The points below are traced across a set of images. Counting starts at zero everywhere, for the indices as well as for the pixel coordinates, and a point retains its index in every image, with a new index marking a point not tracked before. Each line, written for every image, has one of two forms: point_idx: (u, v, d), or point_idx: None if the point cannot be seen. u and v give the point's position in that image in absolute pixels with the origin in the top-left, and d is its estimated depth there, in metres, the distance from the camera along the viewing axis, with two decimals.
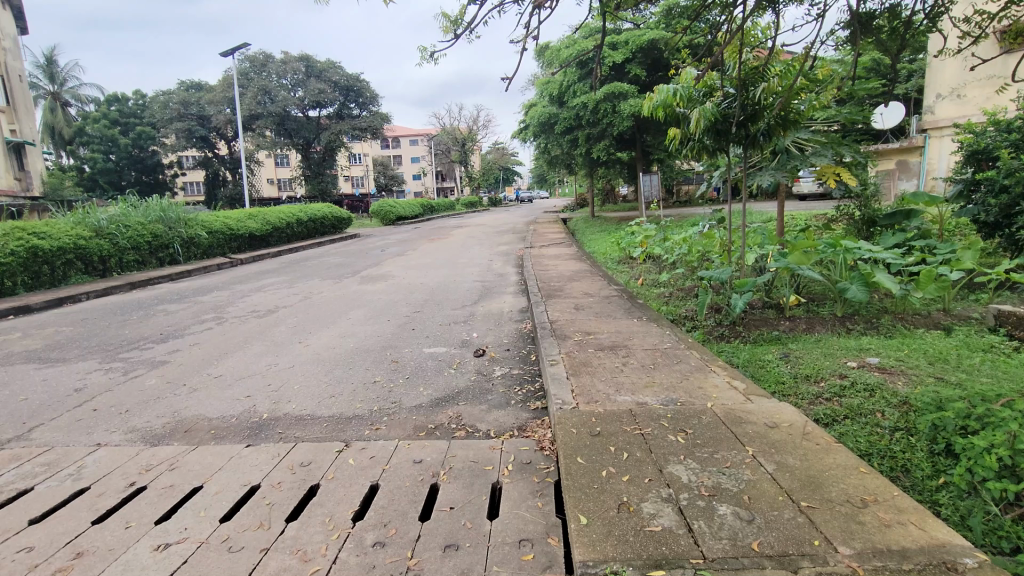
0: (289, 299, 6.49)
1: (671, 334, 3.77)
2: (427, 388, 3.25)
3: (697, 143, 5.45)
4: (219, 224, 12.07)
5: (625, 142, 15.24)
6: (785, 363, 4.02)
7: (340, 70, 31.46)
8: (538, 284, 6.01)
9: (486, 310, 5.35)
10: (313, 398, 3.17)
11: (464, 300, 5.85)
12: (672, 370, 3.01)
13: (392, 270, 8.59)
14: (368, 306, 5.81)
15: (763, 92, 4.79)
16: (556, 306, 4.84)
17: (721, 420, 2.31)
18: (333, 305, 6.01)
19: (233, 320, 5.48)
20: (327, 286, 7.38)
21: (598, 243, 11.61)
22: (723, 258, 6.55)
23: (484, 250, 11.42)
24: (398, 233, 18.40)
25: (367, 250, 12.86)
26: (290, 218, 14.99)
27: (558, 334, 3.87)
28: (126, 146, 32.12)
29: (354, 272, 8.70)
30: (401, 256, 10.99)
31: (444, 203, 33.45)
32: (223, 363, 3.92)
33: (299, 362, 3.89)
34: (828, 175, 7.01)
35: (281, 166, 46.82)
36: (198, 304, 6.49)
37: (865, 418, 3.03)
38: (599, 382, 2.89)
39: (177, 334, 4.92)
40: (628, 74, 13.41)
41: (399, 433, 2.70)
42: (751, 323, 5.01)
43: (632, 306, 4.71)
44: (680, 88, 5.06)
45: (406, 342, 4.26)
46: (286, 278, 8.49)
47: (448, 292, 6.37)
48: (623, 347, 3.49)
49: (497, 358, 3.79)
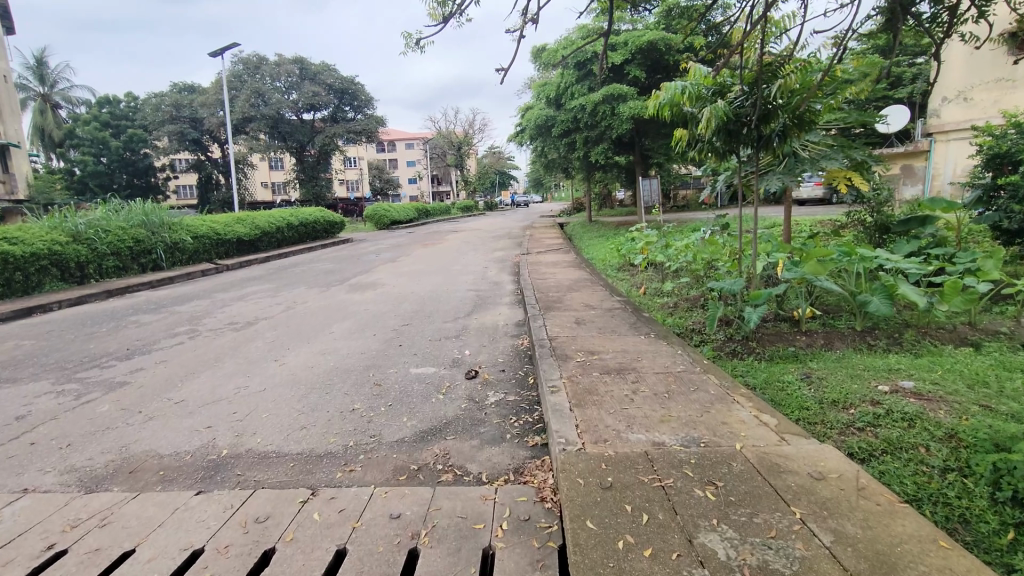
0: (271, 310, 6.10)
1: (683, 354, 3.41)
2: (410, 418, 2.88)
3: (706, 145, 5.11)
4: (205, 229, 11.67)
5: (623, 145, 14.92)
6: (808, 386, 3.67)
7: (335, 73, 31.09)
8: (536, 294, 5.65)
9: (479, 323, 4.98)
10: (280, 430, 2.80)
11: (456, 311, 5.48)
12: (689, 400, 2.64)
13: (382, 278, 8.21)
14: (354, 318, 5.43)
15: (779, 90, 4.44)
16: (555, 320, 4.48)
17: (756, 470, 1.95)
18: (317, 317, 5.63)
19: (208, 333, 5.09)
20: (313, 295, 7.00)
21: (596, 249, 11.25)
22: (731, 266, 6.21)
23: (479, 256, 11.06)
24: (392, 238, 17.99)
25: (359, 255, 12.47)
26: (280, 223, 14.59)
27: (558, 354, 3.51)
28: (117, 149, 31.63)
29: (343, 280, 8.32)
30: (393, 262, 10.60)
31: (440, 207, 33.11)
32: (187, 385, 3.54)
33: (272, 385, 3.51)
34: (841, 180, 6.81)
35: (276, 169, 46.45)
36: (175, 315, 6.10)
37: (908, 455, 2.68)
38: (607, 415, 2.52)
39: (145, 349, 4.53)
40: (627, 76, 13.11)
41: (375, 476, 2.32)
42: (765, 339, 4.65)
43: (637, 321, 4.35)
44: (688, 86, 4.71)
45: (391, 361, 3.89)
46: (271, 286, 8.10)
47: (441, 302, 6.00)
48: (631, 370, 3.12)
49: (491, 381, 3.42)
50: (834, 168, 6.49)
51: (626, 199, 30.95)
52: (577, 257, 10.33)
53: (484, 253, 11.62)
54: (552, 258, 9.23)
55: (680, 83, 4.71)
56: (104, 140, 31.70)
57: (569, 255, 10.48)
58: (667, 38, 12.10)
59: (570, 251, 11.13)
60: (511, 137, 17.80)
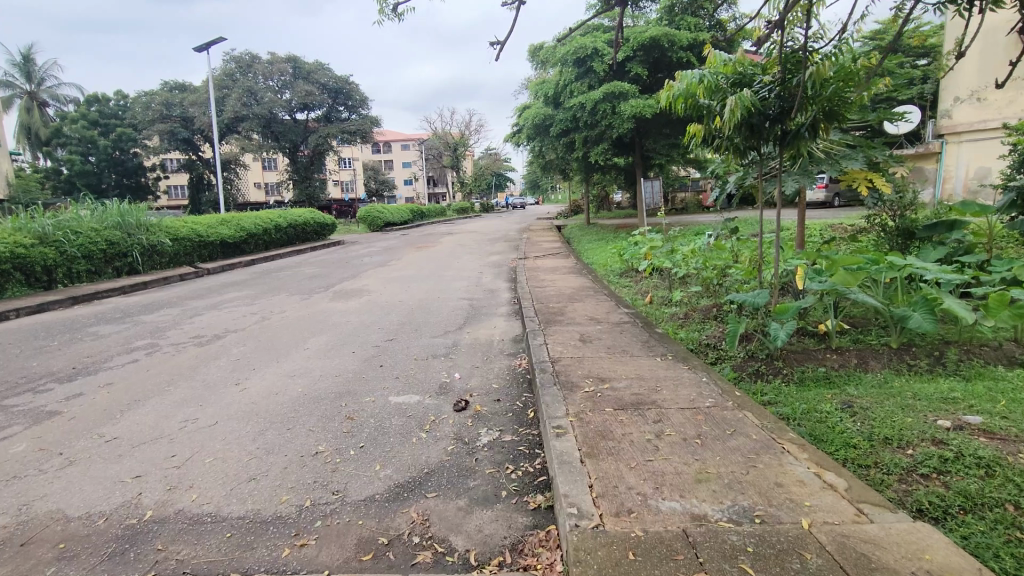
0: (244, 321, 5.57)
1: (709, 383, 2.90)
2: (385, 466, 2.36)
3: (725, 140, 4.60)
4: (186, 231, 11.12)
5: (623, 146, 14.42)
6: (852, 418, 3.17)
7: (328, 72, 30.52)
8: (534, 306, 5.14)
9: (472, 338, 4.47)
10: (223, 483, 2.27)
11: (446, 324, 4.96)
12: (729, 450, 2.13)
13: (369, 285, 7.67)
14: (334, 332, 4.91)
15: (809, 78, 3.93)
16: (556, 337, 3.96)
17: (840, 567, 1.45)
18: (293, 330, 5.11)
19: (169, 348, 4.57)
20: (293, 304, 6.47)
21: (596, 253, 10.75)
22: (746, 275, 5.72)
23: (474, 260, 10.55)
24: (385, 241, 17.47)
25: (348, 259, 11.94)
26: (267, 224, 14.05)
27: (562, 382, 2.99)
28: (105, 148, 31.01)
29: (328, 286, 7.79)
30: (383, 267, 10.07)
31: (434, 209, 32.57)
32: (126, 417, 3.01)
33: (226, 417, 2.99)
34: (860, 181, 6.36)
35: (269, 170, 45.86)
36: (138, 326, 5.56)
37: (997, 515, 2.19)
38: (629, 472, 2.00)
39: (91, 369, 4.00)
40: (629, 74, 12.62)
41: (332, 555, 1.80)
42: (793, 358, 4.14)
43: (649, 338, 3.85)
44: (706, 74, 4.19)
45: (368, 386, 3.37)
46: (250, 292, 7.57)
47: (430, 313, 5.49)
48: (651, 405, 2.61)
49: (484, 413, 2.90)
50: (853, 169, 6.01)
51: (624, 201, 30.49)
52: (576, 262, 9.82)
53: (479, 257, 11.11)
54: (551, 263, 8.70)
55: (697, 71, 4.23)
56: (93, 139, 31.06)
57: (568, 259, 9.97)
58: (671, 34, 11.60)
59: (569, 255, 10.62)
60: (508, 138, 17.29)
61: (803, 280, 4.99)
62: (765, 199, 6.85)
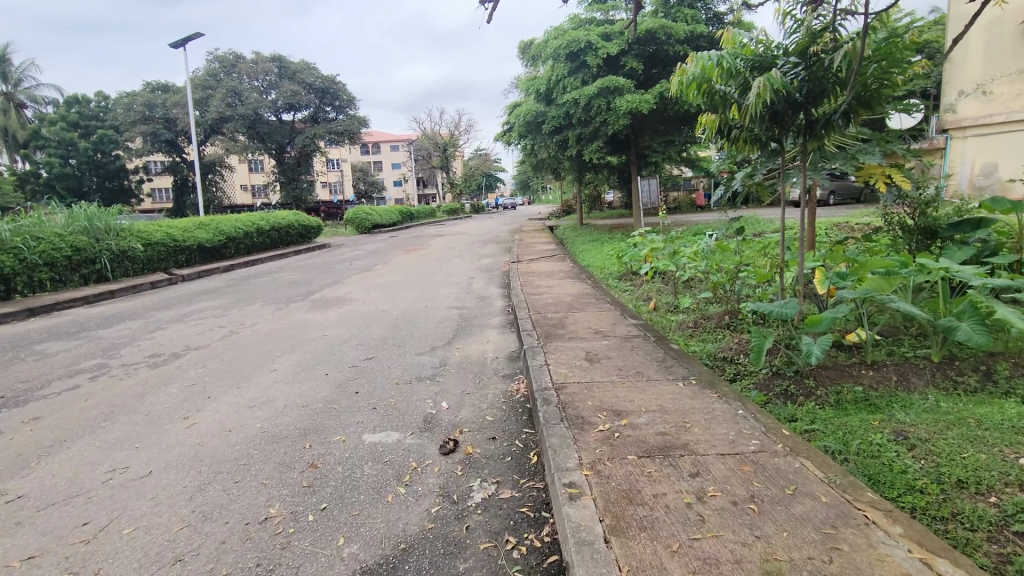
0: (210, 336, 5.02)
1: (747, 418, 2.41)
2: (349, 541, 1.84)
3: (744, 131, 4.14)
4: (160, 235, 10.54)
5: (617, 143, 13.96)
6: (910, 453, 2.71)
7: (316, 72, 29.93)
8: (531, 316, 4.65)
9: (461, 356, 3.95)
10: (139, 568, 1.75)
11: (433, 339, 4.44)
12: (796, 524, 1.64)
13: (351, 292, 7.13)
14: (308, 348, 4.38)
15: (844, 58, 3.48)
16: (558, 355, 3.46)
17: None
18: (263, 345, 4.58)
19: (118, 370, 4.02)
20: (267, 315, 5.93)
21: (592, 255, 10.25)
22: (760, 278, 5.25)
23: (465, 263, 10.05)
24: (372, 243, 16.90)
25: (332, 264, 11.38)
26: (249, 227, 13.47)
27: (570, 417, 2.49)
28: (86, 150, 30.21)
29: (308, 293, 7.26)
30: (369, 272, 9.53)
31: (424, 210, 32.00)
32: (42, 466, 2.48)
33: (163, 464, 2.46)
34: (878, 180, 5.66)
35: (256, 172, 45.18)
36: (91, 343, 5.00)
37: None
38: (672, 560, 1.50)
39: (21, 398, 3.45)
40: (624, 68, 12.10)
41: None
42: (825, 376, 3.68)
43: (666, 356, 3.36)
44: (724, 56, 3.71)
45: (339, 420, 2.84)
46: (223, 301, 7.02)
47: (417, 326, 4.96)
48: (684, 451, 2.12)
49: (477, 457, 2.40)
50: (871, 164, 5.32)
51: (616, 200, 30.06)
52: (572, 264, 9.32)
53: (470, 260, 10.59)
54: (546, 266, 8.19)
55: (714, 52, 3.75)
56: (72, 141, 30.24)
57: (563, 262, 9.48)
58: (668, 27, 11.16)
59: (564, 258, 10.11)
60: (498, 137, 16.78)
61: (827, 286, 4.52)
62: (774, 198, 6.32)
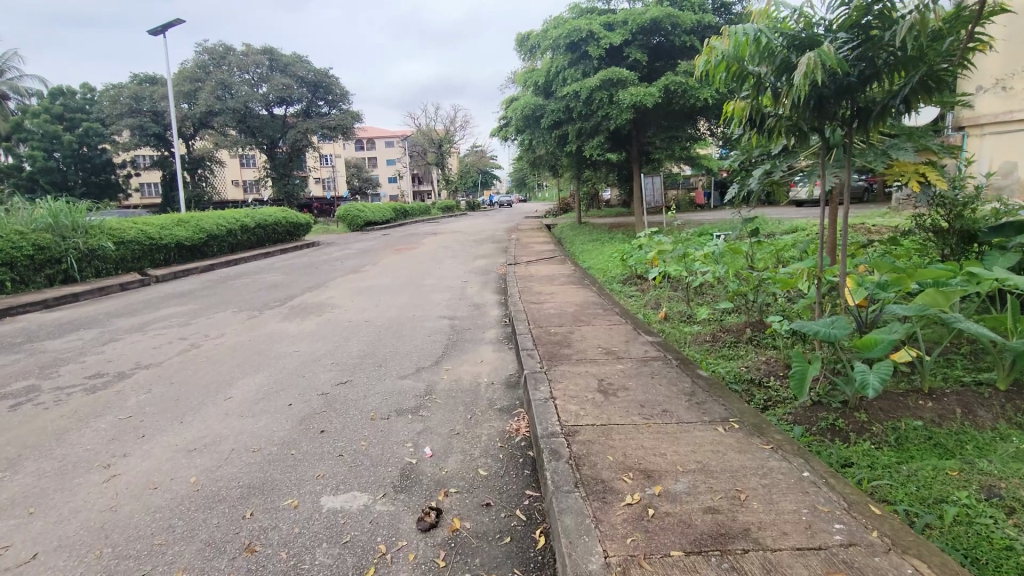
0: (166, 350, 4.42)
1: (818, 486, 1.85)
2: None
3: (780, 119, 3.56)
4: (133, 232, 9.91)
5: (618, 138, 13.40)
6: (1011, 521, 2.15)
7: (308, 65, 29.21)
8: (530, 332, 4.08)
9: (450, 381, 3.37)
10: None
11: (419, 358, 3.87)
12: None
13: (334, 297, 6.54)
14: (274, 368, 3.79)
15: (912, 34, 2.90)
16: (565, 385, 2.89)
17: None
18: (224, 363, 3.99)
19: (47, 395, 3.43)
20: (237, 324, 5.33)
21: (594, 257, 9.68)
22: (787, 286, 4.70)
23: (458, 265, 9.48)
24: (363, 241, 16.27)
25: (318, 264, 10.78)
26: (231, 224, 12.84)
27: (586, 481, 1.92)
28: (70, 143, 29.41)
29: (286, 299, 6.67)
30: (356, 274, 8.92)
31: (418, 207, 31.32)
32: None
33: (54, 543, 1.88)
34: (910, 177, 4.78)
35: (248, 167, 44.45)
36: (30, 358, 4.39)
37: None
38: None
39: None
40: (627, 59, 11.49)
41: None
42: (876, 409, 3.13)
43: (694, 386, 2.81)
44: (764, 29, 3.11)
45: (294, 474, 2.28)
46: (193, 308, 6.41)
47: (401, 340, 4.38)
48: (748, 546, 1.55)
49: (465, 535, 1.83)
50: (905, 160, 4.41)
51: (615, 198, 29.46)
52: (573, 267, 8.73)
53: (464, 261, 9.99)
54: (546, 270, 7.61)
55: (749, 25, 3.16)
56: (57, 134, 29.42)
57: (564, 265, 8.88)
58: (674, 16, 10.58)
59: (564, 259, 9.52)
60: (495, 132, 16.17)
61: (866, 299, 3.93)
62: (792, 198, 5.55)
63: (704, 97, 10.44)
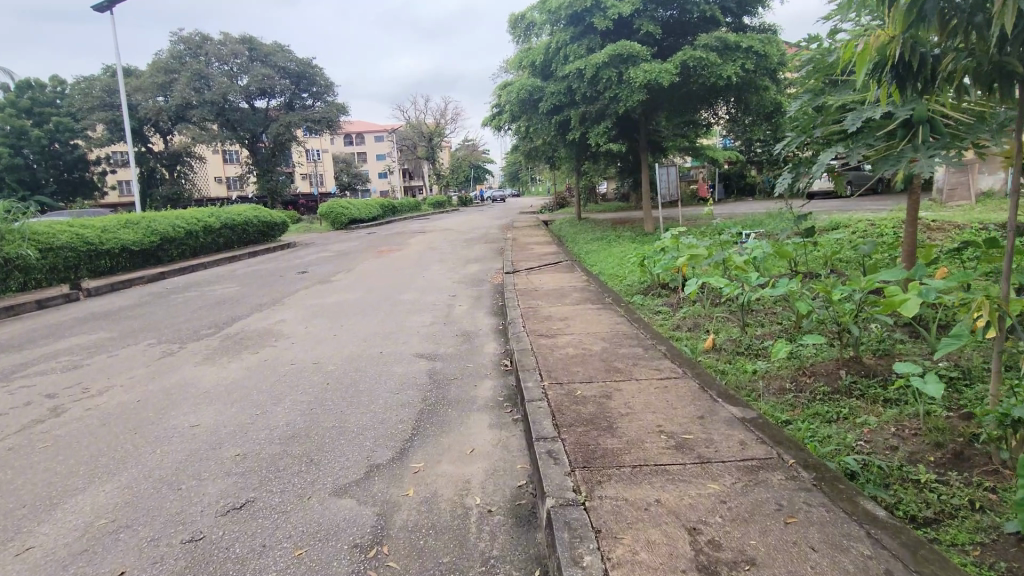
0: (10, 420, 3.02)
1: None
2: None
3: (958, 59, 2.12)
4: (63, 236, 8.53)
5: (624, 125, 12.03)
6: None
7: (290, 55, 27.50)
8: (543, 396, 2.69)
9: (416, 508, 1.98)
10: None
11: (373, 445, 2.47)
12: None
13: (284, 322, 5.13)
14: (141, 465, 2.40)
15: None
16: (634, 552, 1.51)
17: None
18: (75, 450, 2.60)
19: None
20: (141, 368, 3.94)
21: (603, 260, 8.31)
22: (888, 308, 3.36)
23: (447, 272, 8.09)
24: (344, 242, 14.82)
25: (282, 272, 9.36)
26: (191, 224, 11.40)
27: None
28: (39, 139, 27.76)
29: (225, 323, 5.26)
30: (324, 285, 7.50)
31: (408, 202, 29.81)
32: None
33: None
34: None
35: (231, 163, 42.83)
36: None
37: None
38: None
39: None
40: (637, 32, 10.07)
41: None
42: None
43: (885, 555, 1.46)
44: None
45: None
46: (103, 339, 4.99)
47: (353, 402, 2.99)
48: None
49: None
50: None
51: (613, 192, 28.12)
52: (582, 274, 7.36)
53: (453, 267, 8.62)
54: (551, 280, 6.23)
55: None
56: (24, 129, 27.64)
57: (570, 272, 7.52)
58: None
59: (571, 264, 8.14)
60: (487, 121, 14.79)
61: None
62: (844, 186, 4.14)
63: (727, 74, 9.03)
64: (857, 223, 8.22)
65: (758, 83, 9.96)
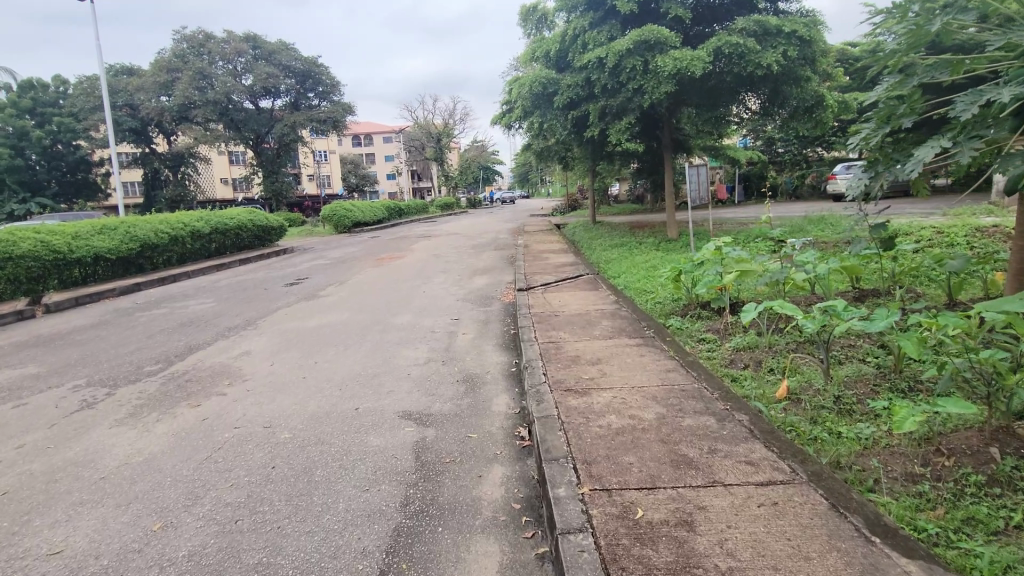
0: None
1: None
2: None
3: None
4: (25, 243, 7.63)
5: (646, 121, 11.00)
6: None
7: (296, 54, 26.61)
8: (578, 527, 1.68)
9: None
10: None
11: None
12: None
13: (247, 356, 4.17)
14: None
15: None
16: None
17: None
18: None
19: None
20: (42, 429, 2.99)
21: (626, 272, 7.30)
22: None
23: (451, 286, 7.13)
24: (344, 247, 13.87)
25: (270, 283, 8.44)
26: (177, 228, 10.52)
27: None
28: (39, 140, 27.01)
29: (178, 356, 4.31)
30: (311, 301, 6.57)
31: (415, 205, 28.95)
32: None
33: None
34: None
35: (237, 164, 42.11)
36: None
37: None
38: None
39: None
40: (665, 17, 9.08)
41: None
42: None
43: None
44: None
45: None
46: (24, 376, 4.05)
47: (298, 511, 2.03)
48: None
49: None
50: None
51: (627, 195, 27.09)
52: (607, 290, 6.38)
53: (458, 279, 7.67)
54: (571, 300, 5.27)
55: None
56: (26, 130, 26.91)
57: (592, 287, 6.54)
58: None
59: (592, 278, 7.15)
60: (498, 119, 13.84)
61: None
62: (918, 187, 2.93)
63: (765, 62, 8.01)
64: (918, 231, 7.14)
65: (797, 74, 8.88)
